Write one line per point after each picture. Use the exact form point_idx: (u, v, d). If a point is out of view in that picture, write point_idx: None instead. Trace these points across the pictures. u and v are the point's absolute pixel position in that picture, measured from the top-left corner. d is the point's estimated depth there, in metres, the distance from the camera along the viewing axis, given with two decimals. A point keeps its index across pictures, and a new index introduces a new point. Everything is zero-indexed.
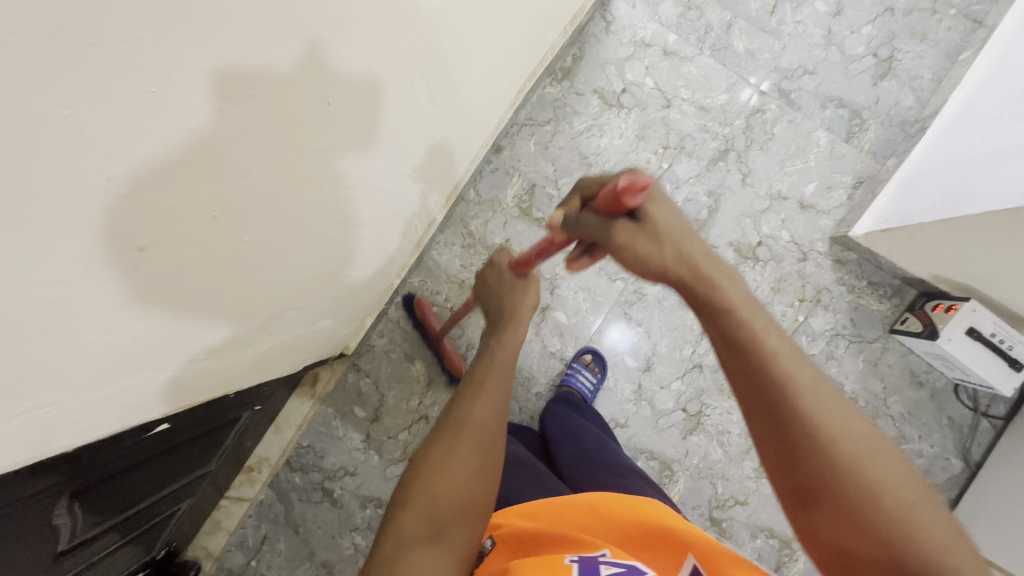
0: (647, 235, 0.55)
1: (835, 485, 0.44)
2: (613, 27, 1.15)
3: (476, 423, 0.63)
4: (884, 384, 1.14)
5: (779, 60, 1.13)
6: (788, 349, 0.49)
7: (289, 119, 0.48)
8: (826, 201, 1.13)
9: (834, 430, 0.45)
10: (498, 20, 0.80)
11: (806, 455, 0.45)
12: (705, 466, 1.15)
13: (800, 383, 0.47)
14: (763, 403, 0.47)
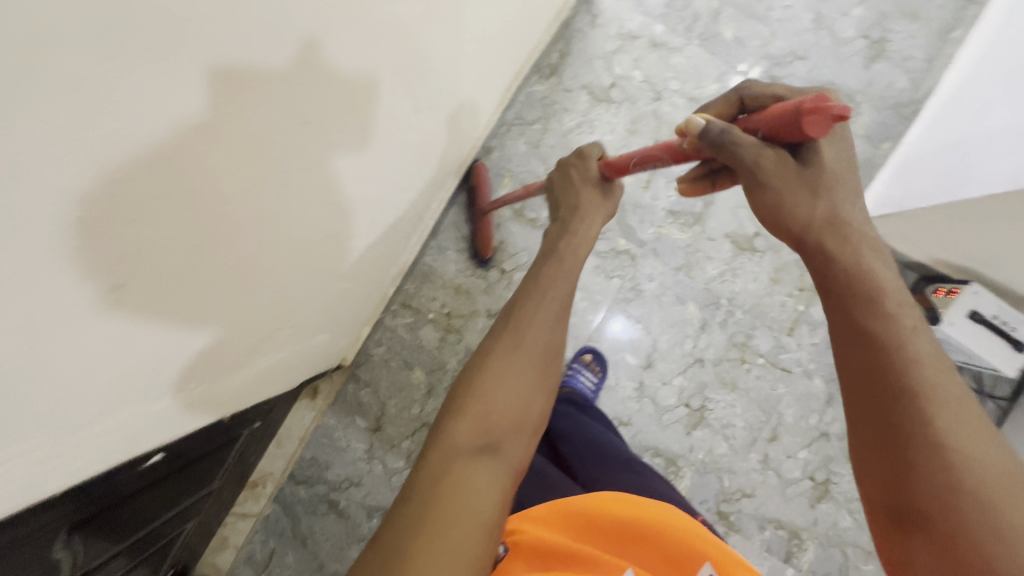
0: (805, 185, 0.51)
1: (957, 513, 0.41)
2: (600, 20, 1.13)
3: (536, 339, 0.59)
4: None
5: (768, 47, 1.11)
6: (937, 367, 0.47)
7: (268, 143, 0.47)
8: None
9: (973, 454, 0.43)
10: (481, 21, 0.78)
11: (925, 470, 0.43)
12: (711, 461, 1.15)
13: (945, 407, 0.45)
14: (888, 402, 0.46)
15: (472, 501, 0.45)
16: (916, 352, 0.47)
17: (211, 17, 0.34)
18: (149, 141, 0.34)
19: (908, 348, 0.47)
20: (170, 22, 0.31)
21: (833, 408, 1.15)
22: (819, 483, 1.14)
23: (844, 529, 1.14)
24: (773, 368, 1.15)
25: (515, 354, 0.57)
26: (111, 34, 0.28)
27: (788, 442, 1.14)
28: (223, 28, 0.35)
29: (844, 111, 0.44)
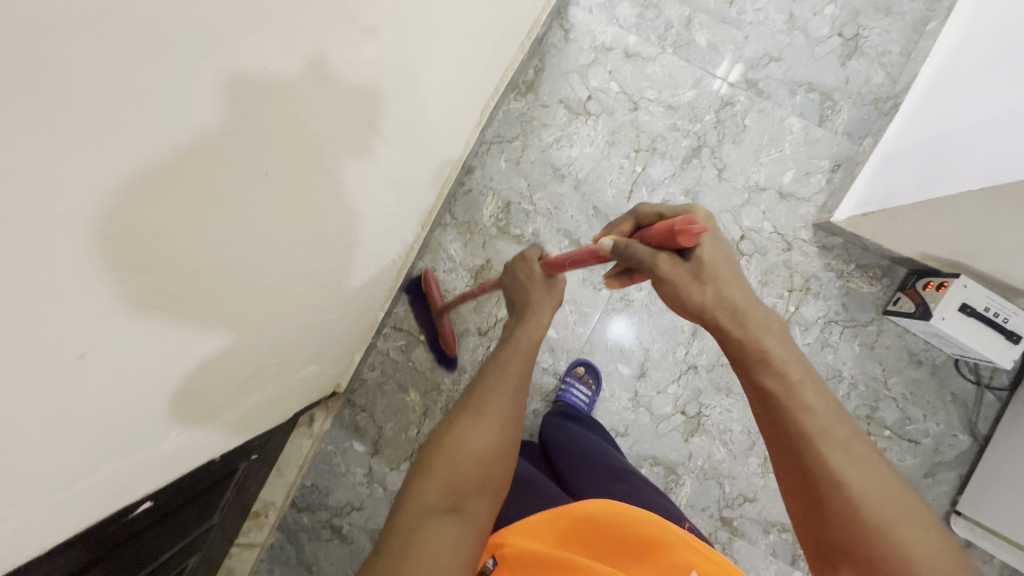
0: (694, 277, 0.58)
1: (866, 544, 0.48)
2: (573, 35, 1.13)
3: (499, 403, 0.64)
4: (883, 366, 1.12)
5: (743, 50, 1.12)
6: (827, 413, 0.54)
7: (235, 198, 0.46)
8: (805, 187, 1.11)
9: (865, 491, 0.50)
10: (455, 51, 0.78)
11: (835, 509, 0.50)
12: (711, 467, 1.14)
13: (837, 447, 0.52)
14: (798, 459, 0.53)
15: (439, 561, 0.49)
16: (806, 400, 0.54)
17: (173, 98, 0.34)
18: (107, 218, 0.33)
19: (797, 398, 0.54)
20: (129, 106, 0.31)
21: None
22: None
23: None
24: None
25: (480, 425, 0.61)
26: (61, 122, 0.27)
27: None
28: (187, 101, 0.35)
29: (701, 229, 0.56)
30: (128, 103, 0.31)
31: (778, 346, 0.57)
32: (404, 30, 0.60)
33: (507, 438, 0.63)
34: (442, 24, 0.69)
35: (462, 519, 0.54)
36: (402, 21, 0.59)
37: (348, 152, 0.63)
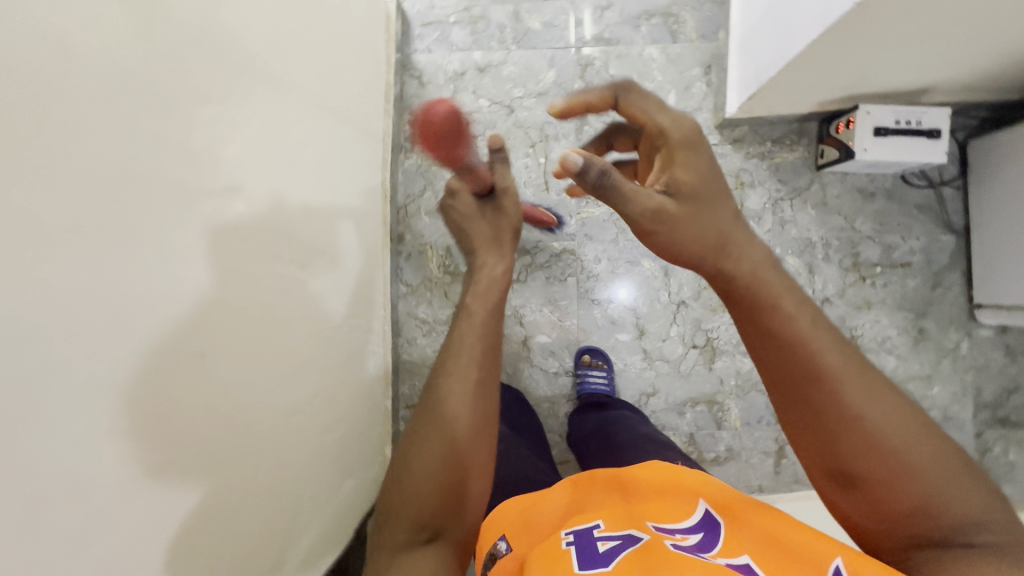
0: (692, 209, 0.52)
1: (880, 473, 0.44)
2: (426, 78, 1.19)
3: (465, 384, 0.53)
4: (843, 215, 1.16)
5: (576, 14, 1.17)
6: (845, 355, 0.47)
7: (190, 393, 0.49)
8: (691, 99, 1.16)
9: (884, 427, 0.44)
10: (328, 155, 0.83)
11: (846, 438, 0.45)
12: (746, 381, 1.16)
13: (844, 373, 0.46)
14: (806, 390, 0.46)
15: None
16: (805, 328, 0.47)
17: (88, 354, 0.37)
18: (79, 478, 0.37)
19: (797, 329, 0.47)
20: (46, 387, 0.34)
21: (819, 273, 1.16)
22: None
23: (895, 371, 1.15)
24: None
25: (444, 421, 0.52)
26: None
27: None
28: (108, 351, 0.38)
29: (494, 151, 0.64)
30: (60, 384, 0.35)
31: (769, 280, 0.49)
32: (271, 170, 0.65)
33: (485, 430, 0.53)
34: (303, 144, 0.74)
35: (439, 546, 0.49)
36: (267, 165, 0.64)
37: (275, 294, 0.67)
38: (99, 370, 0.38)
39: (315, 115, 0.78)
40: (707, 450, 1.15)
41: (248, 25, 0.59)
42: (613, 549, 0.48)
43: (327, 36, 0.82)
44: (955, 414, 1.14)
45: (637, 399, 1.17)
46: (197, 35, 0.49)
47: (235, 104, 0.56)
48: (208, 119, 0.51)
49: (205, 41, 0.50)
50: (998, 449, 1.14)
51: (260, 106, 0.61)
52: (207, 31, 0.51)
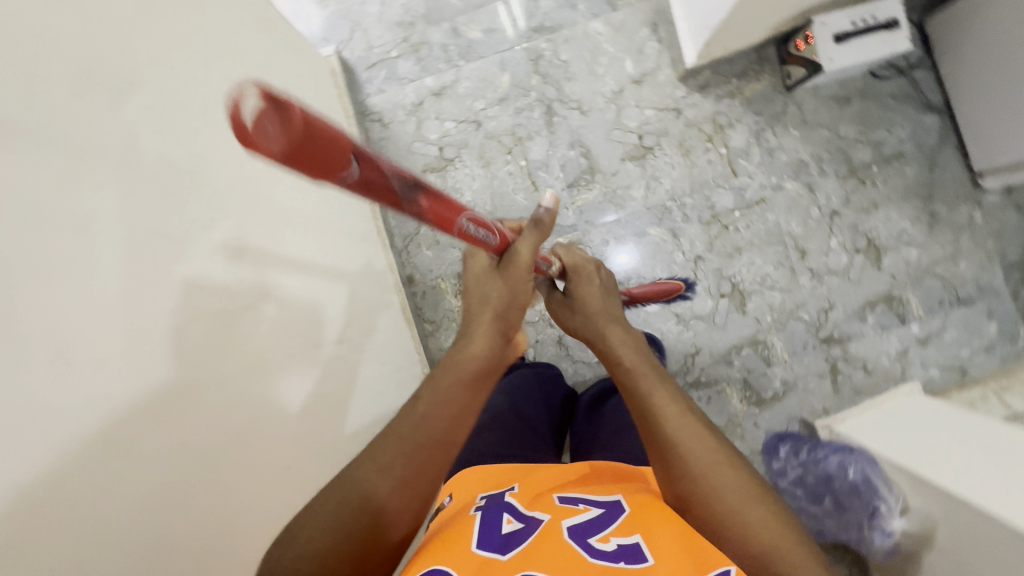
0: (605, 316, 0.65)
1: (699, 494, 0.51)
2: (387, 119, 1.18)
3: (430, 435, 0.51)
4: (826, 127, 1.17)
5: (512, 12, 1.16)
6: (676, 399, 0.56)
7: (94, 485, 0.40)
8: (648, 61, 1.16)
9: (696, 457, 0.52)
10: (310, 238, 0.83)
11: (672, 467, 0.53)
12: (781, 313, 1.17)
13: (672, 410, 0.55)
14: (643, 426, 0.56)
15: None
16: (640, 376, 0.58)
17: None
18: None
19: (633, 379, 0.58)
20: None
21: (819, 190, 1.17)
22: (867, 249, 1.17)
23: (919, 259, 1.16)
24: (751, 209, 1.17)
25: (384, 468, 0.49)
26: None
27: (816, 246, 1.17)
28: None
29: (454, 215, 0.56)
30: None
31: (619, 347, 0.61)
32: (247, 281, 0.63)
33: (422, 473, 0.50)
34: (275, 241, 0.73)
35: None
36: (241, 278, 0.62)
37: None
38: (80, 516, 0.39)
39: (280, 204, 0.76)
40: (763, 388, 1.18)
41: (196, 152, 0.59)
42: (516, 528, 0.49)
43: None
44: (987, 283, 1.16)
45: (683, 362, 1.18)
46: (143, 187, 0.50)
47: (205, 233, 0.58)
48: (179, 264, 0.52)
49: (154, 189, 0.52)
50: None
51: (216, 228, 0.60)
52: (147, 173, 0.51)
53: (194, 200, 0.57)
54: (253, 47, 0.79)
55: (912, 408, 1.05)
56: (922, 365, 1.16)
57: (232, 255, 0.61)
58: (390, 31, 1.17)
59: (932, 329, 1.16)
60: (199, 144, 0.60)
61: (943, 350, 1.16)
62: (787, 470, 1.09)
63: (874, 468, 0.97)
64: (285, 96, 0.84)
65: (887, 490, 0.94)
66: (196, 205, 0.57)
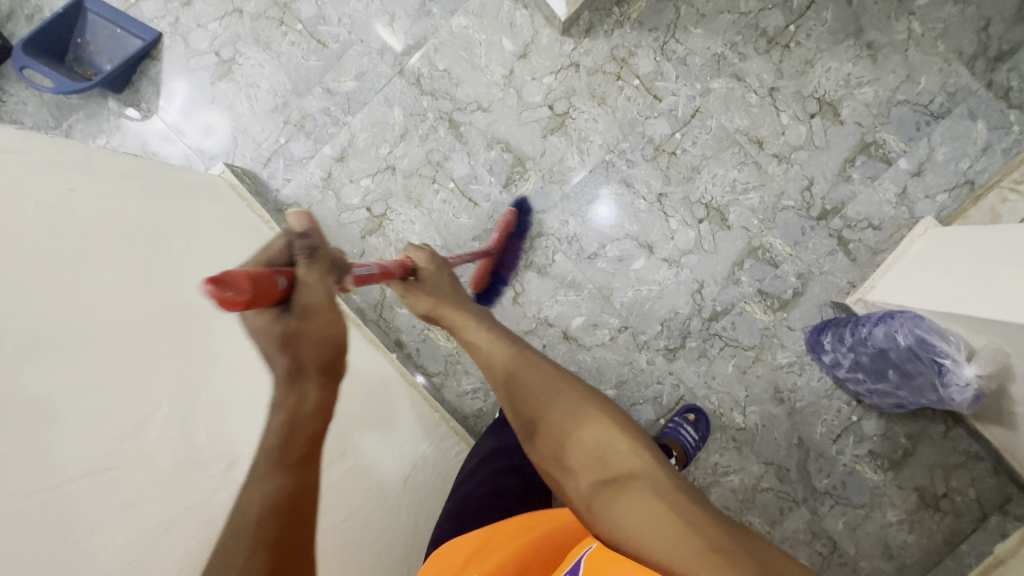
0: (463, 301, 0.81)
1: (543, 420, 0.63)
2: (305, 204, 1.13)
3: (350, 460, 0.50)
4: (726, 9, 1.09)
5: (372, 46, 1.10)
6: (517, 356, 0.71)
7: None
8: (524, 31, 1.09)
9: (534, 392, 0.66)
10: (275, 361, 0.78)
11: (521, 404, 0.66)
12: (766, 211, 1.11)
13: (513, 366, 0.69)
14: (500, 382, 0.69)
15: None
16: (488, 346, 0.73)
17: None
18: None
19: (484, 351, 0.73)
20: None
21: (748, 75, 1.09)
22: (821, 110, 1.09)
23: (878, 95, 1.08)
24: (690, 125, 1.10)
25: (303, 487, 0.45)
26: None
27: (770, 131, 1.10)
28: None
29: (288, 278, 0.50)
30: None
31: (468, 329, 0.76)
32: (219, 444, 0.60)
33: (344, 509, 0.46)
34: (238, 380, 0.69)
35: None
36: (209, 444, 0.59)
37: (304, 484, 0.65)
38: None
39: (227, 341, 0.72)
40: (782, 291, 1.12)
41: (110, 338, 0.55)
42: None
43: (193, 258, 0.78)
44: (956, 87, 1.08)
45: (692, 302, 1.12)
46: (89, 395, 0.49)
47: (153, 421, 0.54)
48: (153, 455, 0.52)
49: (80, 410, 0.48)
50: (1017, 83, 1.07)
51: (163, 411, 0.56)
52: (89, 380, 0.50)
53: (131, 392, 0.54)
54: (130, 207, 0.75)
55: (935, 245, 0.99)
56: (926, 196, 1.09)
57: (194, 427, 0.58)
58: (269, 120, 1.12)
59: (922, 158, 1.09)
60: (109, 330, 0.55)
61: (941, 172, 1.09)
62: (840, 360, 1.05)
63: (920, 326, 0.88)
64: (186, 240, 0.80)
65: (946, 342, 0.86)
66: (135, 394, 0.54)
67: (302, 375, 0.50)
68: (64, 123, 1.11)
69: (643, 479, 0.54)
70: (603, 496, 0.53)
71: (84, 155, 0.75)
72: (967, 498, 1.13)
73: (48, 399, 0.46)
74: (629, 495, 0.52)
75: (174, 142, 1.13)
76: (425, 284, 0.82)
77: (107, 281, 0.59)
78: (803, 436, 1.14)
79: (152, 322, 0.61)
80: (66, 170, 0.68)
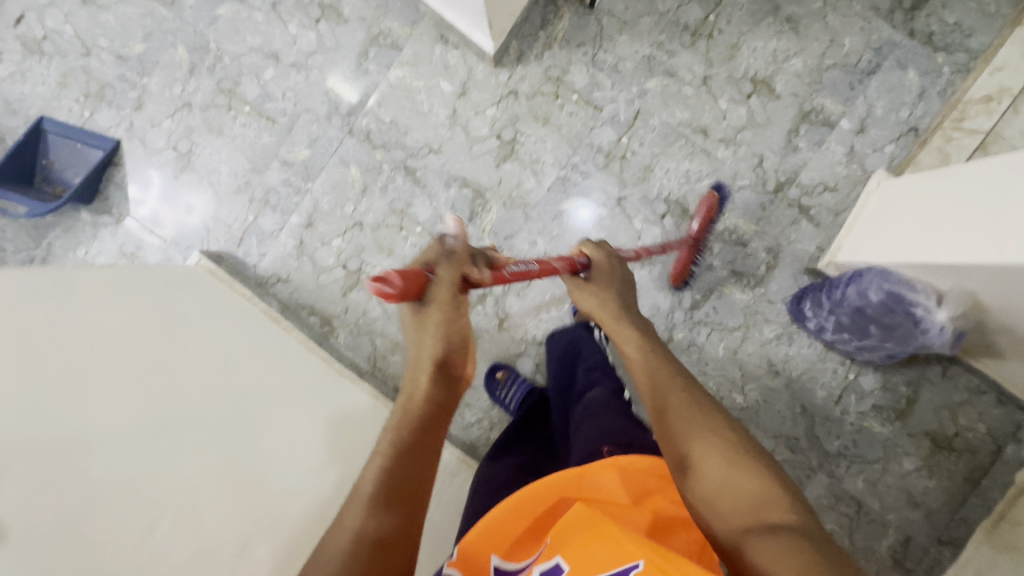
0: (628, 309, 0.74)
1: (691, 451, 0.58)
2: (283, 274, 1.16)
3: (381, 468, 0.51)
4: (646, 13, 1.13)
5: (317, 113, 1.14)
6: (682, 382, 0.65)
7: None
8: (458, 71, 1.13)
9: (689, 421, 0.60)
10: (277, 434, 0.83)
11: (675, 428, 0.61)
12: (724, 194, 1.14)
13: (678, 389, 0.64)
14: (659, 396, 0.64)
15: None
16: (652, 364, 0.67)
17: None
18: None
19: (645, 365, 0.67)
20: None
21: (680, 70, 1.13)
22: (756, 88, 1.12)
23: (808, 64, 1.12)
24: (635, 127, 1.13)
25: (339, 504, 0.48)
26: None
27: (711, 118, 1.13)
28: None
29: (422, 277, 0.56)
30: None
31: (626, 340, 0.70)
32: (228, 530, 0.68)
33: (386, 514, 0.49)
34: (240, 463, 0.75)
35: None
36: (219, 531, 0.67)
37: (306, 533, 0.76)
38: None
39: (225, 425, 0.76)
40: (755, 268, 1.14)
41: (104, 464, 0.60)
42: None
43: (182, 348, 0.82)
44: (881, 42, 1.11)
45: (671, 295, 1.15)
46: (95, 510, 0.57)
47: (159, 526, 0.62)
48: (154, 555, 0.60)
49: (77, 548, 0.54)
50: (937, 26, 1.10)
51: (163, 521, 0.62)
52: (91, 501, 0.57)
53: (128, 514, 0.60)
54: (114, 313, 0.79)
55: (890, 196, 1.01)
56: (874, 151, 1.12)
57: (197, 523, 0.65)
58: (235, 202, 1.16)
59: (862, 115, 1.11)
60: (103, 456, 0.61)
61: (884, 125, 1.11)
62: (824, 324, 1.06)
63: (888, 281, 0.90)
64: (172, 330, 0.84)
65: (915, 292, 0.88)
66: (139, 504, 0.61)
67: (421, 365, 0.57)
68: (44, 241, 1.16)
69: (801, 538, 0.48)
70: (751, 546, 0.49)
71: (61, 276, 0.79)
72: (978, 433, 1.14)
73: (48, 542, 0.53)
74: (781, 547, 0.47)
75: (162, 224, 1.17)
76: (595, 279, 0.77)
77: (100, 402, 0.64)
78: (806, 404, 1.16)
79: (151, 429, 0.67)
80: (44, 293, 0.72)
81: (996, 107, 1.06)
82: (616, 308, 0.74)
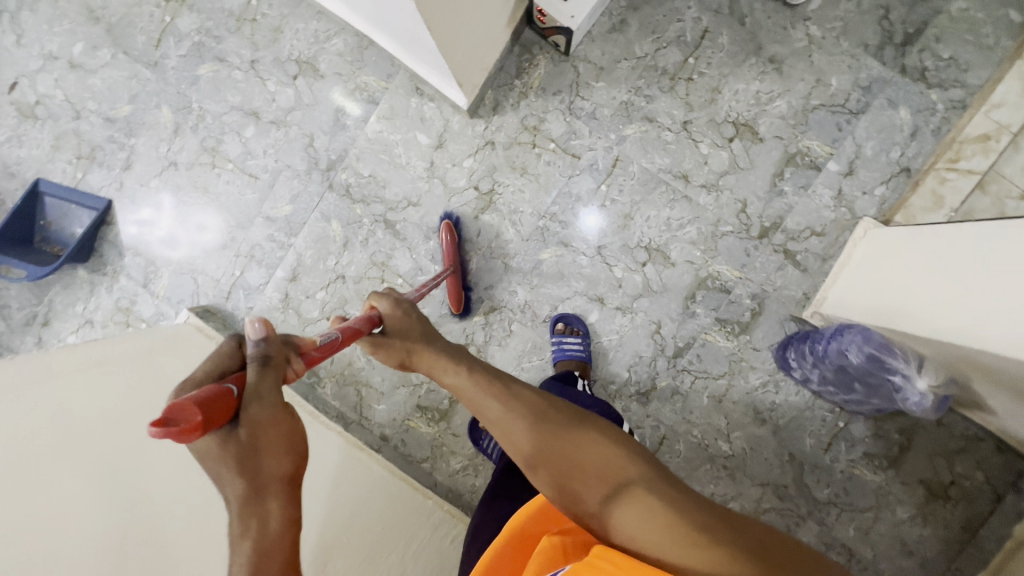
0: (431, 333, 0.70)
1: (544, 452, 0.55)
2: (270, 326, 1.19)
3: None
4: (622, 58, 1.11)
5: (298, 168, 1.16)
6: (508, 387, 0.61)
7: None
8: (435, 123, 1.14)
9: (529, 421, 0.57)
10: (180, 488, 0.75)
11: (520, 435, 0.57)
12: (706, 240, 1.11)
13: (506, 398, 0.60)
14: (488, 409, 0.60)
15: None
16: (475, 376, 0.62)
17: None
18: None
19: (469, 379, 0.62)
20: None
21: (659, 115, 1.10)
22: (738, 132, 1.09)
23: (792, 105, 1.08)
24: (613, 174, 1.12)
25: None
26: None
27: (692, 163, 1.10)
28: None
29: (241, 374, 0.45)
30: None
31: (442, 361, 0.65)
32: None
33: None
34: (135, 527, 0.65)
35: None
36: None
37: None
38: None
39: (175, 469, 0.77)
40: (739, 315, 1.12)
41: (72, 505, 0.61)
42: None
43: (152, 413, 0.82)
44: (869, 80, 1.06)
45: (653, 343, 1.14)
46: None
47: None
48: None
49: None
50: (931, 61, 1.05)
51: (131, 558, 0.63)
52: None
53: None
54: (92, 390, 0.80)
55: (878, 247, 0.98)
56: (864, 193, 1.07)
57: None
58: (222, 257, 1.19)
59: (851, 157, 1.07)
60: (52, 502, 0.60)
61: (874, 166, 1.07)
62: (809, 375, 1.05)
63: (868, 343, 0.88)
64: (149, 396, 0.85)
65: (893, 357, 0.86)
66: None
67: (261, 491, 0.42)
68: (46, 297, 1.21)
69: (648, 490, 0.50)
70: (618, 516, 0.49)
71: (42, 364, 0.81)
72: (975, 481, 1.10)
73: None
74: (643, 510, 0.48)
75: (178, 244, 1.20)
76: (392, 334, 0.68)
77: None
78: (794, 451, 1.13)
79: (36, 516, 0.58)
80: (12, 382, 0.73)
81: (993, 147, 1.01)
82: (425, 336, 0.68)
